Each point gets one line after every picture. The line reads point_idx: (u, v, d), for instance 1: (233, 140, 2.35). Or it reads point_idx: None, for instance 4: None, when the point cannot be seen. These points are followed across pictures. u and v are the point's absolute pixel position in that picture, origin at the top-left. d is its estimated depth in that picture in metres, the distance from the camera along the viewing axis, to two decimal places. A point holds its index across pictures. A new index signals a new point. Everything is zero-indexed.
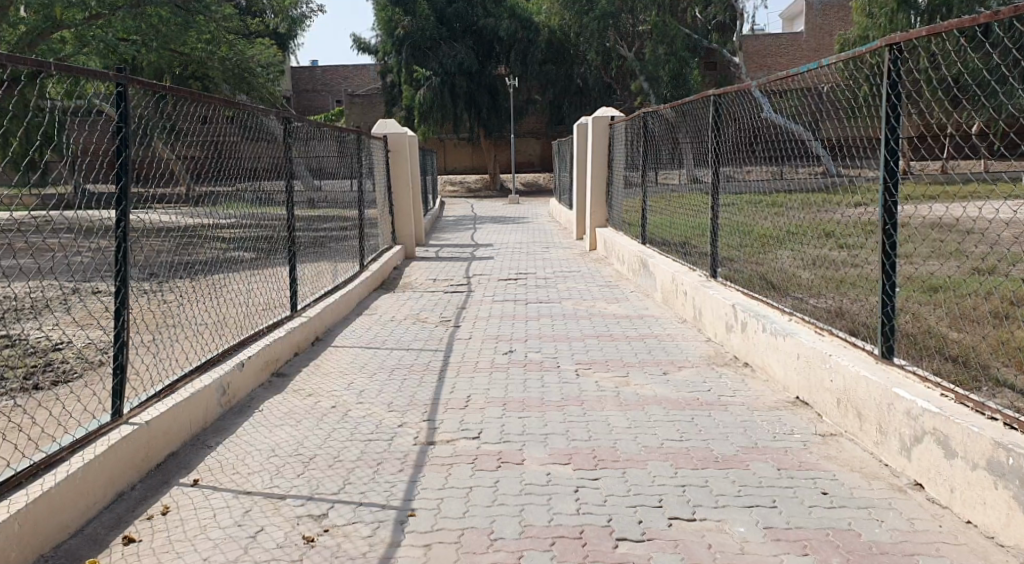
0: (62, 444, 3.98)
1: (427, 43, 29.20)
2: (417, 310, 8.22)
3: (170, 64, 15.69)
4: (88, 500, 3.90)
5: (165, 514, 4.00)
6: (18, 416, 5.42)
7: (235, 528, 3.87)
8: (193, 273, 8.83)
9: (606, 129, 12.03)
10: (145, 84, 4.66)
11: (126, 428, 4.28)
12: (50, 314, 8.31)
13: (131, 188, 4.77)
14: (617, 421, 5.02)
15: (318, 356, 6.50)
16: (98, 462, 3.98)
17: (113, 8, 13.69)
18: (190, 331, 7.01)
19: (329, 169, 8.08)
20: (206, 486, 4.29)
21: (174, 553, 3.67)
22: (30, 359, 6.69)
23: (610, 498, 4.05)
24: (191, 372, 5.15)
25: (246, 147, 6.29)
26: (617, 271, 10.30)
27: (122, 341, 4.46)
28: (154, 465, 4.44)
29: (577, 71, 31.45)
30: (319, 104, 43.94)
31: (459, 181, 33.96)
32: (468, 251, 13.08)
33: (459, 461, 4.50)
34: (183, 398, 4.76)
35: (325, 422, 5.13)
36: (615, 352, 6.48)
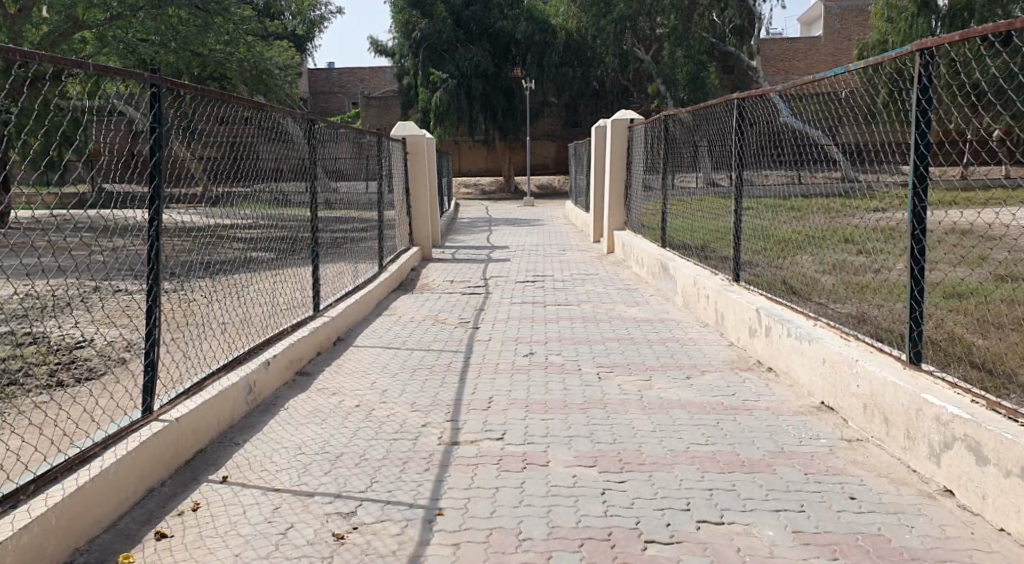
0: (94, 440, 4.02)
1: (443, 45, 29.37)
2: (436, 311, 8.28)
3: (190, 65, 15.80)
4: (119, 497, 3.93)
5: (195, 510, 4.02)
6: (48, 412, 5.59)
7: (265, 525, 3.90)
8: (214, 275, 8.92)
9: (625, 132, 12.04)
10: (176, 84, 4.75)
11: (156, 424, 4.31)
12: (74, 312, 8.52)
13: (162, 189, 4.81)
14: (642, 425, 5.03)
15: (340, 356, 6.51)
16: (129, 460, 4.00)
17: (133, 8, 13.77)
18: (213, 330, 7.03)
19: (345, 172, 8.10)
20: (235, 482, 4.32)
21: (206, 548, 3.70)
22: (55, 356, 6.94)
23: (637, 501, 4.06)
24: (218, 371, 5.18)
25: (262, 146, 6.33)
26: (635, 274, 10.30)
27: (152, 339, 4.49)
28: (183, 462, 4.47)
29: (594, 74, 31.43)
30: (333, 106, 44.13)
31: (472, 183, 34.03)
32: (484, 253, 13.10)
33: (484, 462, 4.52)
34: (210, 396, 4.78)
35: (349, 421, 5.16)
36: (636, 355, 6.50)
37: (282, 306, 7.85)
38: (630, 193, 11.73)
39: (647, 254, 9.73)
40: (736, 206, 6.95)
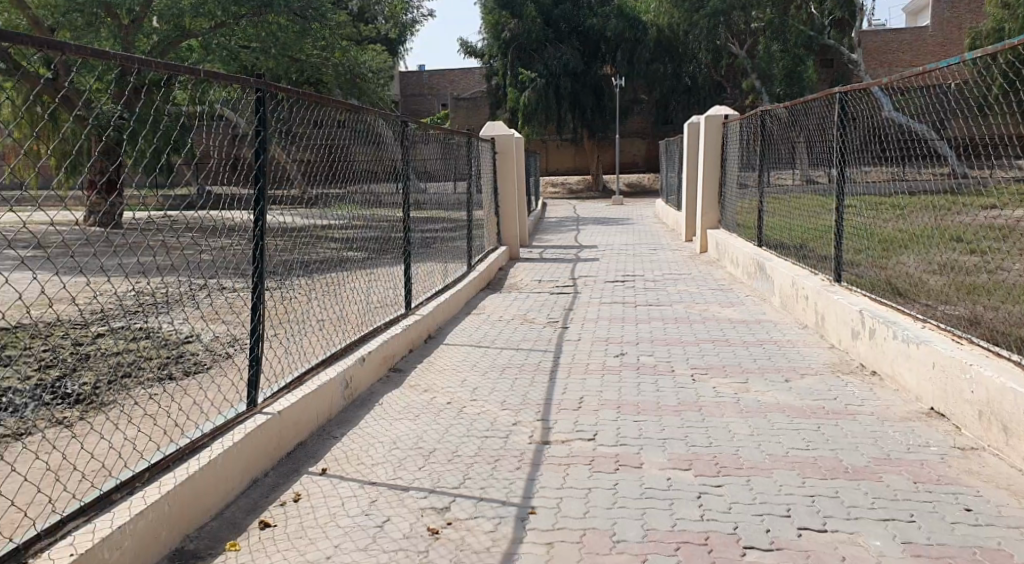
0: (203, 431, 4.26)
1: (532, 45, 29.50)
2: (524, 311, 8.25)
3: (287, 71, 16.27)
4: (225, 486, 4.14)
5: (297, 501, 4.21)
6: (162, 403, 6.24)
7: (363, 517, 4.01)
8: (309, 274, 9.14)
9: (719, 128, 11.85)
10: (281, 89, 5.01)
11: (259, 417, 4.53)
12: (180, 309, 9.00)
13: (264, 191, 4.99)
14: (739, 428, 4.94)
15: (432, 354, 6.59)
16: (235, 451, 4.22)
17: (236, 18, 14.60)
18: (308, 328, 7.18)
19: (435, 172, 8.20)
20: (333, 475, 4.48)
21: (308, 539, 3.85)
22: (164, 350, 7.53)
23: (735, 506, 3.98)
24: (317, 366, 5.33)
25: (358, 148, 6.48)
26: (730, 274, 10.12)
27: (256, 335, 4.68)
28: (285, 454, 4.67)
29: (686, 70, 31.05)
30: (424, 108, 44.69)
31: (562, 181, 33.96)
32: (573, 252, 13.07)
33: (577, 462, 4.49)
34: (310, 390, 4.96)
35: (442, 418, 5.21)
36: (733, 357, 6.37)
37: (375, 304, 7.98)
38: (725, 192, 11.54)
39: (741, 253, 9.55)
40: (839, 205, 6.73)
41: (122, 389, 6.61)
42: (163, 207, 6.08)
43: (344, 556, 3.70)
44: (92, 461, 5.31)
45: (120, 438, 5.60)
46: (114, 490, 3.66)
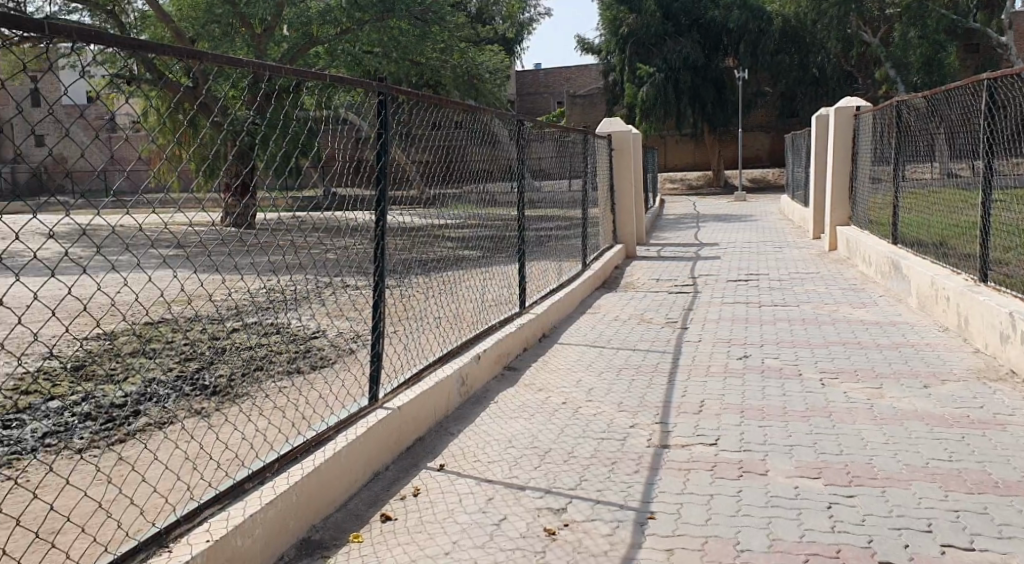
0: (329, 424, 4.37)
1: (651, 39, 29.22)
2: (641, 311, 8.12)
3: (407, 73, 16.60)
4: (348, 479, 4.24)
5: (416, 496, 4.26)
6: (290, 396, 6.53)
7: (480, 515, 4.01)
8: (427, 273, 9.27)
9: (851, 120, 11.43)
10: (403, 92, 5.11)
11: (381, 412, 4.62)
12: (306, 305, 9.37)
13: (386, 192, 5.11)
14: (872, 436, 4.72)
15: (547, 353, 6.57)
16: (358, 444, 4.32)
17: (360, 23, 14.77)
18: (426, 326, 7.26)
19: (550, 170, 8.17)
20: (450, 471, 4.51)
21: (426, 534, 3.88)
22: (294, 345, 7.94)
23: (868, 519, 3.80)
24: (435, 362, 5.39)
25: (476, 148, 6.52)
26: (862, 273, 9.76)
27: (378, 331, 4.77)
28: (404, 449, 4.74)
29: (813, 61, 30.29)
30: (540, 106, 44.85)
31: (680, 179, 33.53)
32: (693, 251, 12.84)
33: (697, 467, 4.38)
34: (428, 386, 5.02)
35: (557, 418, 5.17)
36: (865, 361, 6.11)
37: (492, 302, 8.02)
38: (858, 187, 11.12)
39: (875, 251, 9.18)
40: (986, 199, 6.36)
41: (254, 381, 7.05)
42: (289, 207, 6.30)
43: (462, 552, 3.70)
44: (225, 452, 5.57)
45: (251, 429, 5.91)
46: (247, 480, 3.80)
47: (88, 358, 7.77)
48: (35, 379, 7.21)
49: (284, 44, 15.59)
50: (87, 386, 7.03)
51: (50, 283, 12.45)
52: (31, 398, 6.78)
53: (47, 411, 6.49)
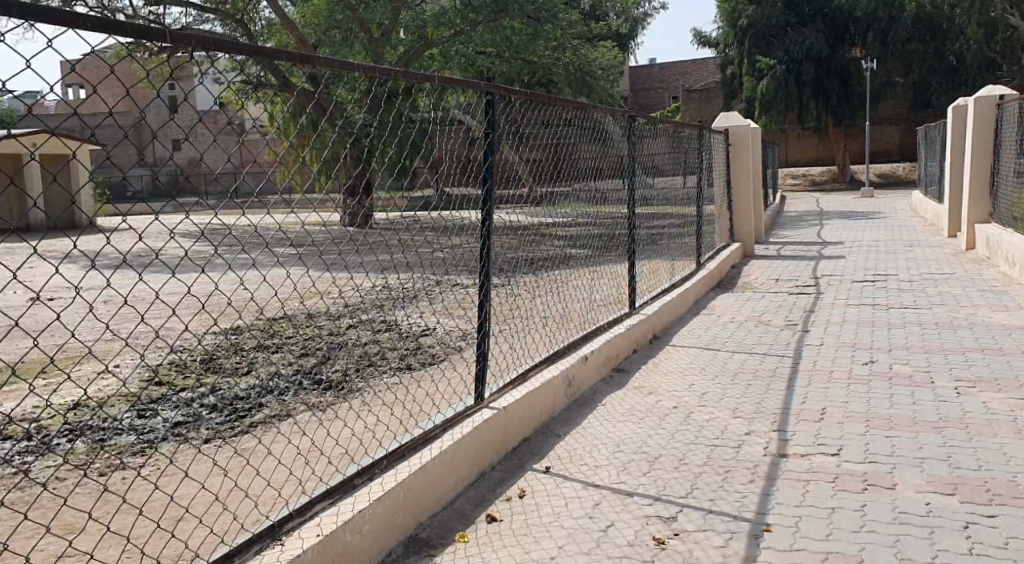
0: (435, 422, 4.35)
1: (772, 31, 28.85)
2: (758, 312, 7.85)
3: (519, 72, 16.66)
4: (454, 477, 4.21)
5: (521, 497, 4.19)
6: (399, 393, 6.61)
7: (586, 520, 3.91)
8: (537, 272, 9.24)
9: (992, 111, 10.80)
10: (509, 90, 5.08)
11: (486, 411, 4.56)
12: (417, 303, 9.54)
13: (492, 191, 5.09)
14: (1015, 451, 4.38)
15: (658, 355, 6.41)
16: (464, 443, 4.28)
17: (473, 24, 14.95)
18: (535, 325, 7.20)
19: (662, 167, 8.01)
20: (557, 474, 4.42)
21: (532, 537, 3.80)
22: (405, 342, 8.16)
23: (1010, 542, 3.51)
24: (542, 362, 5.32)
25: (587, 146, 6.43)
26: (1002, 273, 9.25)
27: (484, 331, 4.73)
28: (510, 449, 4.69)
29: (950, 47, 28.49)
30: (654, 102, 44.40)
31: (803, 174, 32.64)
32: (814, 250, 12.41)
33: (818, 478, 4.16)
34: (535, 386, 4.95)
35: (668, 423, 5.02)
36: (1007, 370, 5.70)
37: (603, 302, 7.90)
38: (999, 182, 10.53)
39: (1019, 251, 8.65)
40: None
41: (368, 375, 7.30)
42: (400, 207, 6.36)
43: (567, 558, 3.60)
44: (336, 447, 5.66)
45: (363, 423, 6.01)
46: (355, 475, 3.80)
47: (213, 352, 8.08)
48: (164, 371, 7.53)
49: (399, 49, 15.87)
50: (213, 378, 7.30)
51: (181, 281, 13.03)
52: (161, 387, 7.07)
53: (176, 401, 6.75)
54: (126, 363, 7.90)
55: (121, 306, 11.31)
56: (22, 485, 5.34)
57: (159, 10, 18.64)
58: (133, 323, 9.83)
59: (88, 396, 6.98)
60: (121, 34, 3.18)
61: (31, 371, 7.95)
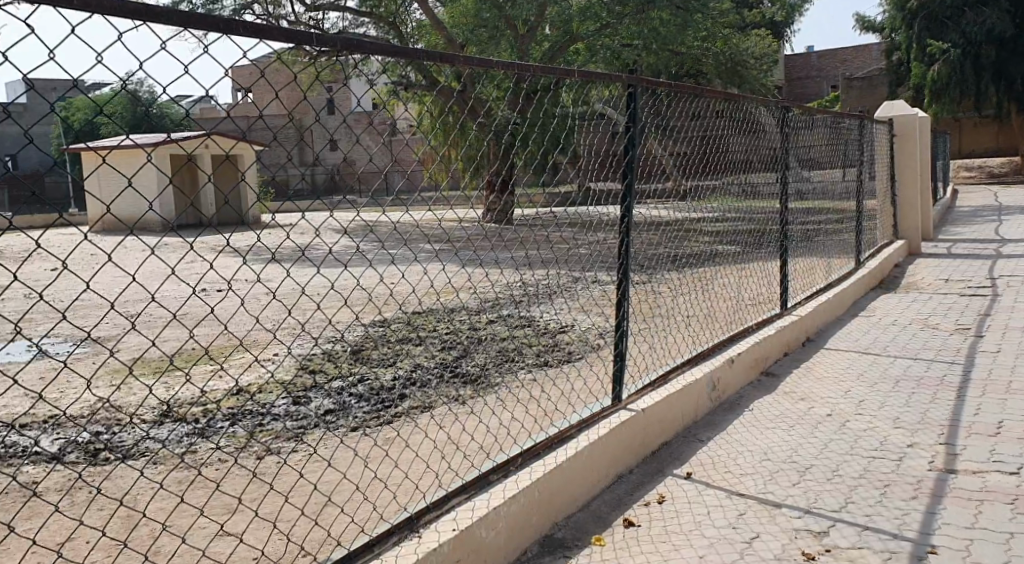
0: (571, 422, 4.24)
1: (947, 11, 26.80)
2: (924, 315, 7.35)
3: (667, 64, 16.48)
4: (591, 479, 4.09)
5: (661, 503, 4.03)
6: (539, 391, 6.54)
7: (729, 530, 3.71)
8: (684, 269, 9.02)
9: None
10: (651, 82, 4.92)
11: (624, 413, 4.42)
12: (558, 300, 9.52)
13: (635, 186, 4.94)
14: None
15: (810, 358, 6.08)
16: (601, 443, 4.15)
17: (620, 16, 14.84)
18: (679, 325, 6.98)
19: (818, 159, 7.62)
20: (699, 481, 4.23)
21: (671, 545, 3.63)
22: (545, 339, 8.16)
23: None
24: (685, 364, 5.12)
25: (736, 138, 6.16)
26: None
27: (622, 330, 4.59)
28: (649, 453, 4.52)
29: None
30: (812, 92, 42.94)
31: (976, 165, 30.73)
32: (989, 247, 11.60)
33: (992, 499, 3.80)
34: (676, 388, 4.76)
35: (821, 431, 4.72)
36: None
37: (753, 301, 7.59)
38: None
39: None
40: None
41: (506, 370, 7.28)
42: (541, 204, 6.30)
43: None
44: (474, 443, 5.64)
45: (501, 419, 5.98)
46: (490, 472, 3.74)
47: (362, 344, 8.28)
48: (315, 361, 7.76)
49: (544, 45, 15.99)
50: (361, 368, 7.46)
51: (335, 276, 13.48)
52: (312, 376, 7.28)
53: (325, 390, 6.93)
54: (282, 354, 8.21)
55: (280, 300, 11.80)
56: (184, 465, 5.59)
57: (318, 15, 19.39)
58: (289, 317, 10.23)
59: (246, 383, 7.27)
60: (273, 39, 3.16)
61: (197, 360, 8.38)
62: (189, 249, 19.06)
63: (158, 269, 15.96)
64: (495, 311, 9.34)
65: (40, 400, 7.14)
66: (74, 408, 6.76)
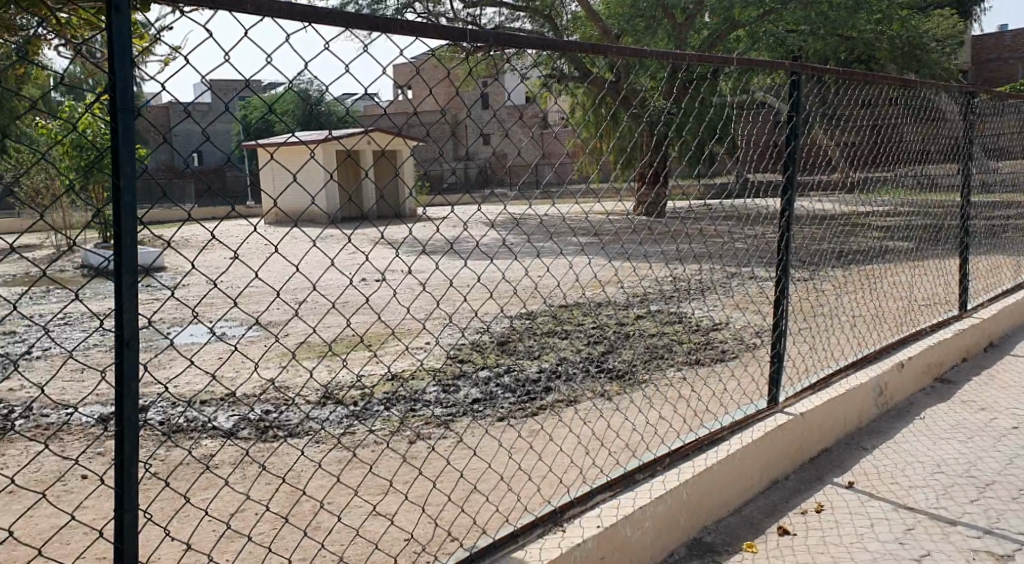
0: (723, 423, 4.06)
1: None
2: None
3: (836, 50, 15.96)
4: (743, 483, 3.91)
5: (819, 512, 3.81)
6: (691, 390, 6.38)
7: (896, 546, 3.46)
8: (848, 267, 8.62)
9: None
10: (817, 69, 4.66)
11: (780, 416, 4.20)
12: (712, 296, 9.30)
13: (797, 178, 4.71)
14: None
15: (991, 365, 5.63)
16: (755, 446, 3.96)
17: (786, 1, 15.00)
18: (843, 325, 6.65)
19: (1003, 150, 7.06)
20: (862, 491, 3.97)
21: (831, 557, 3.43)
22: (697, 335, 7.96)
23: None
24: (849, 367, 4.84)
25: (912, 127, 5.77)
26: None
27: (780, 329, 4.38)
28: (807, 459, 4.29)
29: None
30: None
31: None
32: None
33: None
34: (839, 392, 4.50)
35: (1002, 445, 4.35)
36: None
37: (925, 302, 7.14)
38: None
39: None
40: None
41: (656, 367, 7.15)
42: (695, 196, 6.13)
43: None
44: (621, 440, 5.54)
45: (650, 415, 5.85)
46: (637, 470, 3.61)
47: (511, 335, 8.33)
48: (465, 350, 7.87)
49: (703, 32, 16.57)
50: (509, 359, 7.48)
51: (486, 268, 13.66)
52: (462, 365, 7.35)
53: (474, 379, 6.98)
54: (435, 342, 8.35)
55: (433, 291, 12.06)
56: (341, 447, 5.75)
57: (475, 11, 19.70)
58: (443, 308, 10.42)
59: (400, 370, 7.42)
60: (430, 37, 3.13)
61: (355, 346, 8.64)
62: (347, 240, 19.78)
63: (318, 259, 16.64)
64: (644, 306, 9.19)
65: (214, 378, 7.53)
66: (243, 387, 7.09)
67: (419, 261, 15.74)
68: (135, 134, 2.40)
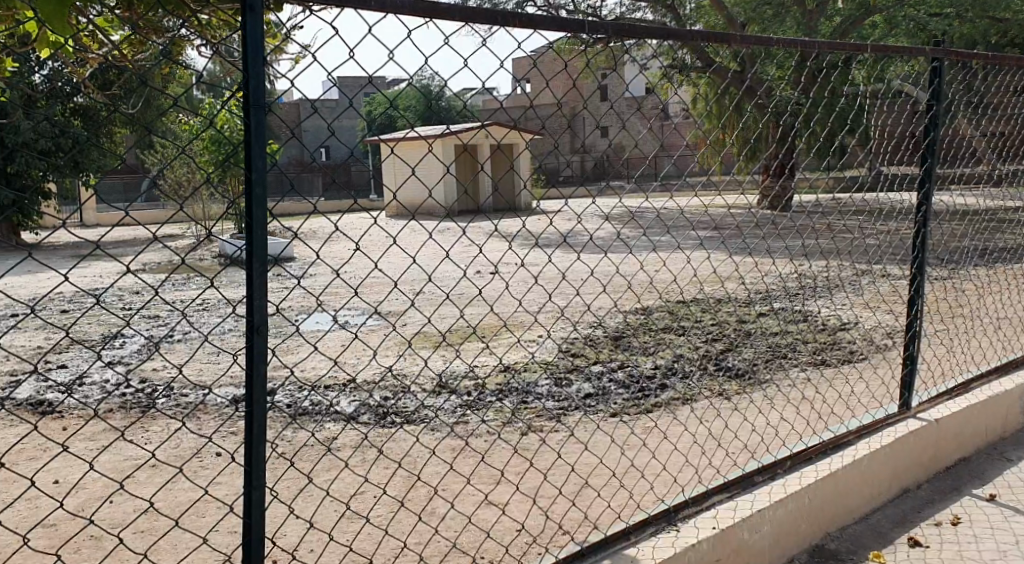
0: (849, 428, 3.85)
1: None
2: None
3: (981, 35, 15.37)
4: (870, 490, 3.71)
5: (955, 525, 3.57)
6: (816, 392, 6.13)
7: None
8: (990, 266, 8.15)
9: None
10: (963, 55, 4.35)
11: (912, 422, 3.96)
12: (840, 295, 8.97)
13: (938, 171, 4.42)
14: None
15: None
16: (883, 453, 3.74)
17: None
18: (985, 327, 6.26)
19: None
20: (1004, 505, 3.71)
21: None
22: (823, 334, 7.66)
23: None
24: (991, 372, 4.53)
25: None
26: None
27: (914, 331, 4.13)
28: (942, 468, 4.04)
29: None
30: None
31: None
32: None
33: None
34: (979, 399, 4.22)
35: None
36: None
37: None
38: None
39: None
40: None
41: (778, 366, 6.90)
42: (824, 190, 5.87)
43: None
44: (740, 441, 5.37)
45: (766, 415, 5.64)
46: (756, 472, 3.45)
47: (627, 330, 8.21)
48: (580, 343, 7.79)
49: (836, 18, 16.33)
50: (623, 354, 7.36)
51: (601, 263, 13.54)
52: (576, 358, 7.29)
53: (588, 373, 6.90)
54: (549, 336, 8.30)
55: (548, 285, 12.04)
56: (454, 434, 5.77)
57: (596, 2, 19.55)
58: (558, 302, 10.39)
59: (514, 361, 7.42)
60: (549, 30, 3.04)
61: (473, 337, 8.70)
62: (464, 232, 19.97)
63: (437, 251, 16.86)
64: (765, 304, 8.92)
65: (336, 364, 7.72)
66: (363, 373, 7.23)
67: (535, 254, 15.76)
68: (268, 128, 2.42)
